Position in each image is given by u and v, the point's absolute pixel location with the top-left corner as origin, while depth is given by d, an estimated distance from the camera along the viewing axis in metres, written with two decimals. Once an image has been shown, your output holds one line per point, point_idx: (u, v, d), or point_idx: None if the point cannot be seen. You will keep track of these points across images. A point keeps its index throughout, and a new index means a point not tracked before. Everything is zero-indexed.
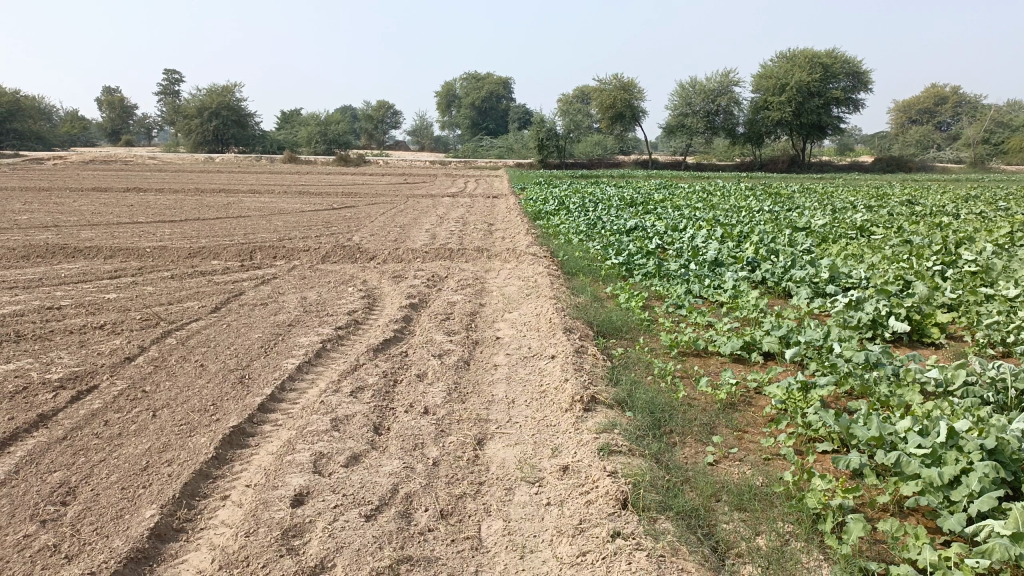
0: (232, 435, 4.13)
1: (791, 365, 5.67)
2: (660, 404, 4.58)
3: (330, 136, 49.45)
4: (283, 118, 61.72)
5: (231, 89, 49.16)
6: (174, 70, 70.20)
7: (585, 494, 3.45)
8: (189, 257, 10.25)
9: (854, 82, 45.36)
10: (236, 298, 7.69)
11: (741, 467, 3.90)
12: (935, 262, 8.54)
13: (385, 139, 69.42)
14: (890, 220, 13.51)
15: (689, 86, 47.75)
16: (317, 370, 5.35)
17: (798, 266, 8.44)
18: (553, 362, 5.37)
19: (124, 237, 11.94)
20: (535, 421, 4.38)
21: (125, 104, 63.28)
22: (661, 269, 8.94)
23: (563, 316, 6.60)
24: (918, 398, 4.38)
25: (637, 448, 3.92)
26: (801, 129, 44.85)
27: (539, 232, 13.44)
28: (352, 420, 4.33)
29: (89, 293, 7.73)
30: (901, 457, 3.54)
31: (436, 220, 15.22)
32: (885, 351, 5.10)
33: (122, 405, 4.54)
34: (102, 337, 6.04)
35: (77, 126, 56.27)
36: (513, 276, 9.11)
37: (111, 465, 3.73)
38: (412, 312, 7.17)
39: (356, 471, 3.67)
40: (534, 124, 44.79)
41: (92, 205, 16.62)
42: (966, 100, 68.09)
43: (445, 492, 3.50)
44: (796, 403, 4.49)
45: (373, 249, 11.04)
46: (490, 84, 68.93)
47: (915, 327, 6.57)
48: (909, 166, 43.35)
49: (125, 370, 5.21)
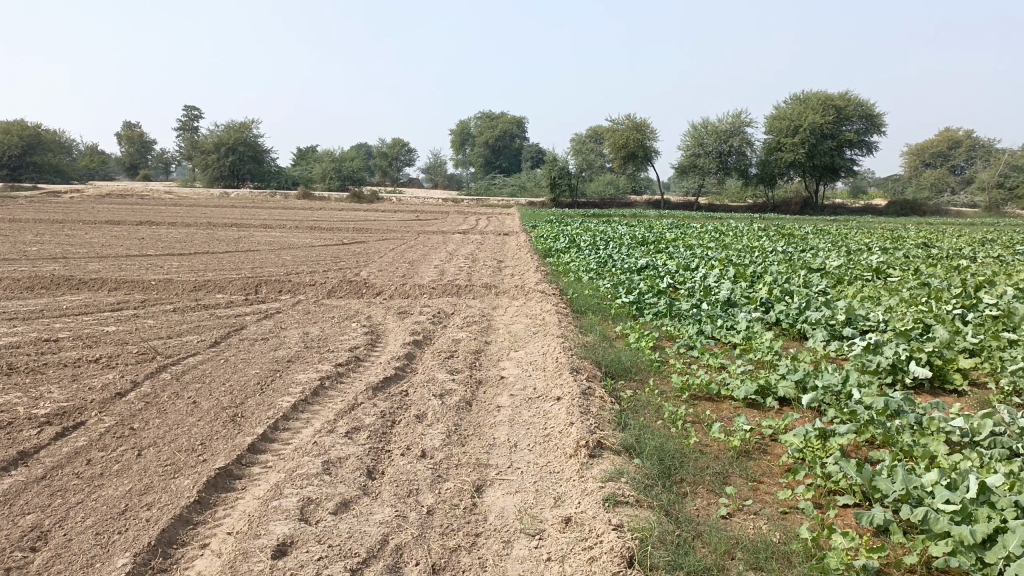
0: (218, 478, 3.93)
1: (809, 412, 5.43)
2: (670, 450, 4.35)
3: (345, 173, 49.91)
4: (299, 155, 62.46)
5: (248, 125, 49.81)
6: (193, 108, 71.49)
7: (587, 549, 3.20)
8: (194, 290, 10.13)
9: (866, 125, 45.69)
10: (236, 333, 7.53)
11: (756, 521, 3.65)
12: (955, 306, 8.28)
13: (399, 177, 69.92)
14: (907, 262, 13.25)
15: (701, 127, 47.86)
16: (313, 409, 5.15)
17: (813, 307, 8.22)
18: (558, 405, 5.15)
19: (131, 269, 11.88)
20: (537, 467, 4.15)
21: (144, 139, 64.40)
22: (672, 308, 8.74)
23: (570, 356, 6.39)
24: (943, 448, 4.13)
25: (645, 498, 3.68)
26: (813, 172, 44.94)
27: (549, 270, 13.28)
28: (345, 463, 4.12)
29: (88, 326, 7.61)
30: (929, 513, 3.27)
31: (445, 257, 15.12)
32: (908, 398, 4.85)
33: (108, 443, 4.35)
34: (96, 371, 5.88)
35: (96, 160, 56.99)
36: (521, 313, 8.94)
37: (87, 508, 3.52)
38: (416, 349, 6.99)
39: (345, 519, 3.45)
40: (546, 163, 44.95)
41: (103, 238, 16.64)
42: (980, 143, 68.04)
43: (438, 544, 3.26)
44: (815, 451, 4.25)
45: (380, 284, 10.90)
46: (504, 124, 69.78)
47: (937, 373, 6.30)
48: (924, 209, 43.11)
49: (115, 406, 5.02)
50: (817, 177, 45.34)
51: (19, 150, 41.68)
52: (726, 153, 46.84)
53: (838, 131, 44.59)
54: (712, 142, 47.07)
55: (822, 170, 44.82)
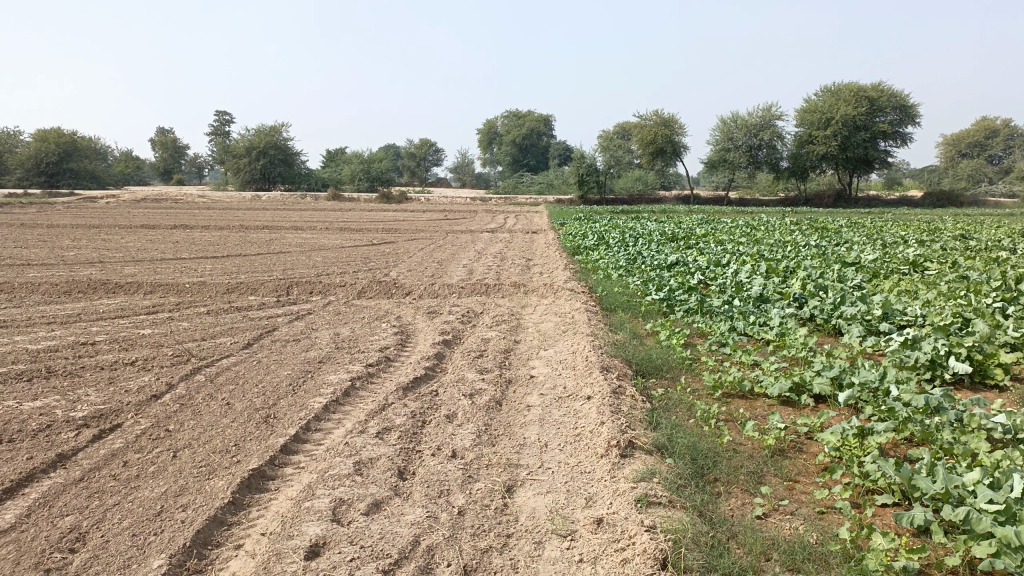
0: (251, 479, 3.96)
1: (845, 409, 5.33)
2: (703, 450, 4.29)
3: (374, 174, 50.27)
4: (328, 157, 63.01)
5: (278, 129, 50.36)
6: (224, 112, 72.52)
7: (620, 551, 3.17)
8: (226, 293, 10.26)
9: (900, 116, 44.78)
10: (269, 334, 7.60)
11: (793, 521, 3.59)
12: (995, 299, 8.08)
13: (427, 177, 70.18)
14: (944, 255, 12.96)
15: (730, 121, 47.32)
16: (344, 410, 5.17)
17: (848, 302, 8.08)
18: (588, 404, 5.11)
19: (166, 273, 12.07)
20: (568, 467, 4.12)
21: (178, 144, 65.50)
22: (703, 305, 8.64)
23: (600, 354, 6.34)
24: (985, 446, 4.02)
25: (679, 499, 3.63)
26: (846, 164, 44.20)
27: (578, 268, 13.22)
28: (377, 463, 4.13)
29: (124, 329, 7.73)
30: (971, 513, 3.18)
31: (474, 256, 15.14)
32: (947, 395, 4.73)
33: (143, 445, 4.41)
34: (132, 374, 5.98)
35: (131, 167, 58.00)
36: (551, 312, 8.90)
37: (124, 510, 3.57)
38: (445, 349, 6.99)
39: (377, 520, 3.45)
40: (574, 160, 44.78)
41: (138, 242, 16.93)
42: (1020, 132, 66.39)
43: (469, 546, 3.25)
44: (852, 449, 4.17)
45: (409, 284, 10.94)
46: (531, 122, 69.75)
47: (977, 368, 6.14)
48: (960, 200, 42.20)
49: (150, 408, 5.09)
50: (850, 169, 44.62)
51: (56, 157, 42.57)
52: (757, 147, 46.29)
53: (871, 122, 43.83)
54: (741, 136, 46.56)
55: (855, 162, 44.12)
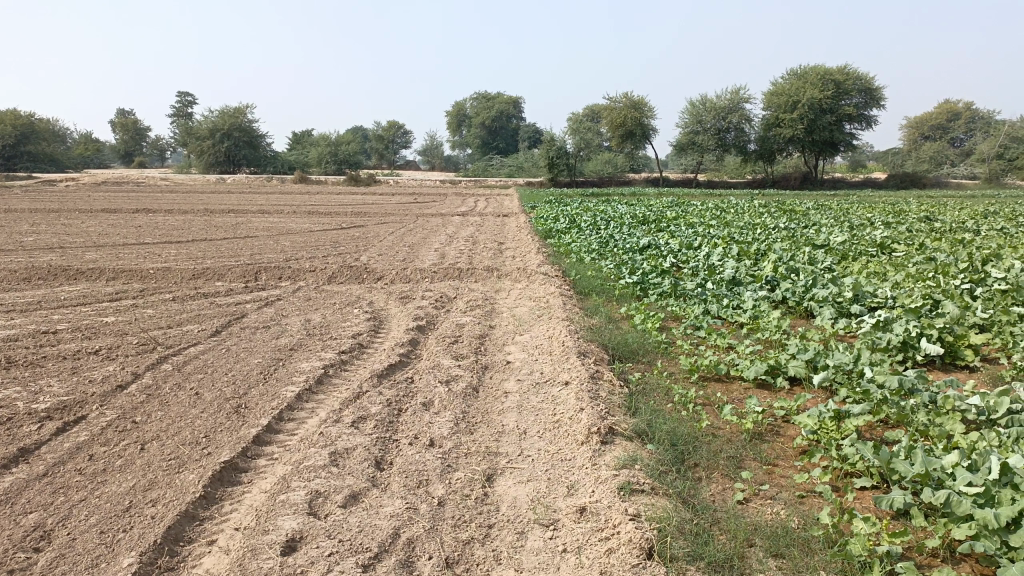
0: (223, 472, 3.85)
1: (820, 392, 5.35)
2: (683, 435, 4.27)
3: (341, 156, 49.62)
4: (295, 139, 62.08)
5: (243, 110, 49.41)
6: (186, 93, 70.95)
7: (605, 540, 3.13)
8: (192, 279, 10.02)
9: (865, 99, 45.27)
10: (237, 321, 7.43)
11: (774, 506, 3.58)
12: (963, 280, 8.18)
13: (396, 160, 69.48)
14: (911, 237, 13.12)
15: (699, 104, 47.47)
16: (317, 399, 5.06)
17: (820, 285, 8.12)
18: (566, 389, 5.07)
19: (129, 258, 11.76)
20: (548, 455, 4.07)
21: (139, 126, 64.03)
22: (677, 289, 8.64)
23: (577, 339, 6.30)
24: (960, 427, 4.05)
25: (661, 485, 3.60)
26: (813, 147, 44.65)
27: (550, 251, 13.16)
28: (353, 454, 4.04)
29: (87, 317, 7.51)
30: (951, 496, 3.18)
31: (445, 239, 15.01)
32: (921, 376, 4.76)
33: (110, 438, 4.27)
34: (96, 363, 5.79)
35: (91, 149, 56.55)
36: (525, 296, 8.85)
37: (91, 506, 3.45)
38: (419, 335, 6.90)
39: (355, 513, 3.37)
40: (544, 142, 44.60)
41: (100, 227, 16.50)
42: (980, 115, 67.73)
43: (451, 537, 3.19)
44: (830, 433, 4.18)
45: (381, 268, 10.79)
46: (500, 104, 69.37)
47: (948, 350, 6.21)
48: (923, 182, 42.90)
49: (116, 399, 4.94)
50: (816, 152, 45.08)
51: (13, 139, 41.37)
52: (725, 130, 46.53)
53: (837, 105, 44.27)
54: (710, 119, 46.77)
55: (821, 145, 44.58)
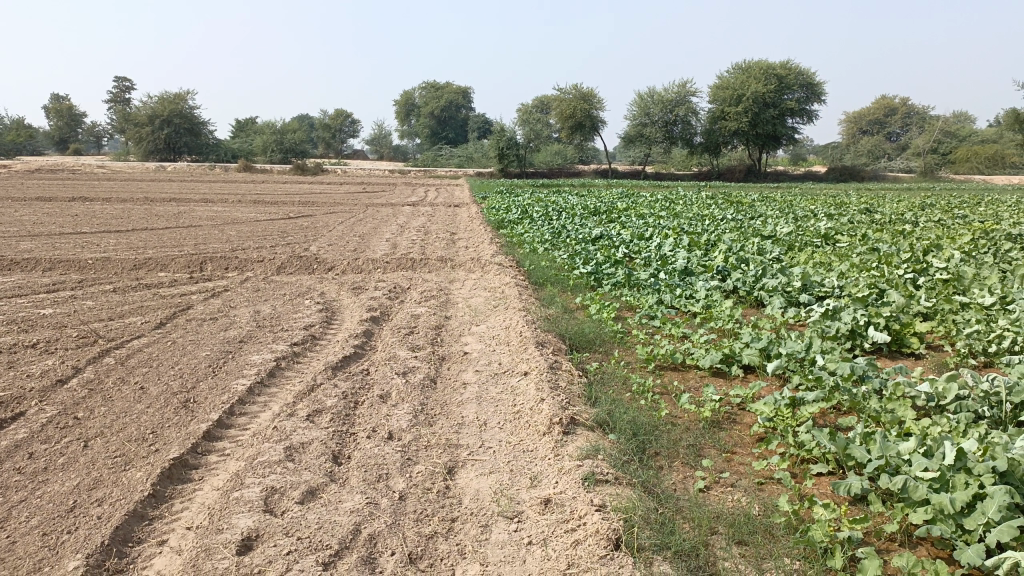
0: (173, 469, 3.70)
1: (773, 379, 5.42)
2: (643, 424, 4.28)
3: (287, 145, 48.64)
4: (238, 126, 60.64)
5: (183, 96, 48.00)
6: (124, 78, 68.63)
7: (570, 532, 3.10)
8: (134, 269, 9.67)
9: (807, 94, 46.34)
10: (183, 313, 7.19)
11: (735, 494, 3.60)
12: (906, 270, 8.41)
13: (343, 149, 68.39)
14: (854, 228, 13.46)
15: (647, 96, 47.90)
16: (270, 392, 4.92)
17: (769, 275, 8.24)
18: (525, 380, 5.04)
19: (66, 248, 11.30)
20: (510, 446, 4.03)
21: (73, 112, 61.74)
22: (631, 278, 8.68)
23: (534, 329, 6.26)
24: (911, 414, 4.14)
25: (624, 475, 3.59)
26: (757, 140, 45.53)
27: (503, 241, 13.10)
28: (309, 448, 3.93)
29: (22, 309, 7.17)
30: (908, 481, 3.25)
31: (396, 230, 14.82)
32: (871, 363, 4.86)
33: (51, 435, 4.06)
34: (34, 357, 5.53)
35: (22, 136, 54.17)
36: (480, 286, 8.79)
37: (32, 506, 3.27)
38: (374, 326, 6.77)
39: (313, 509, 3.27)
40: (494, 133, 44.46)
41: (33, 215, 15.82)
42: (915, 110, 69.98)
43: (414, 532, 3.12)
44: (786, 420, 4.23)
45: (331, 259, 10.58)
46: (449, 94, 68.93)
47: (894, 338, 6.37)
48: (863, 175, 44.12)
49: (56, 394, 4.71)
50: (760, 145, 45.97)
51: None
52: (672, 122, 47.10)
53: (780, 99, 45.20)
54: (658, 111, 47.27)
55: (765, 138, 45.49)
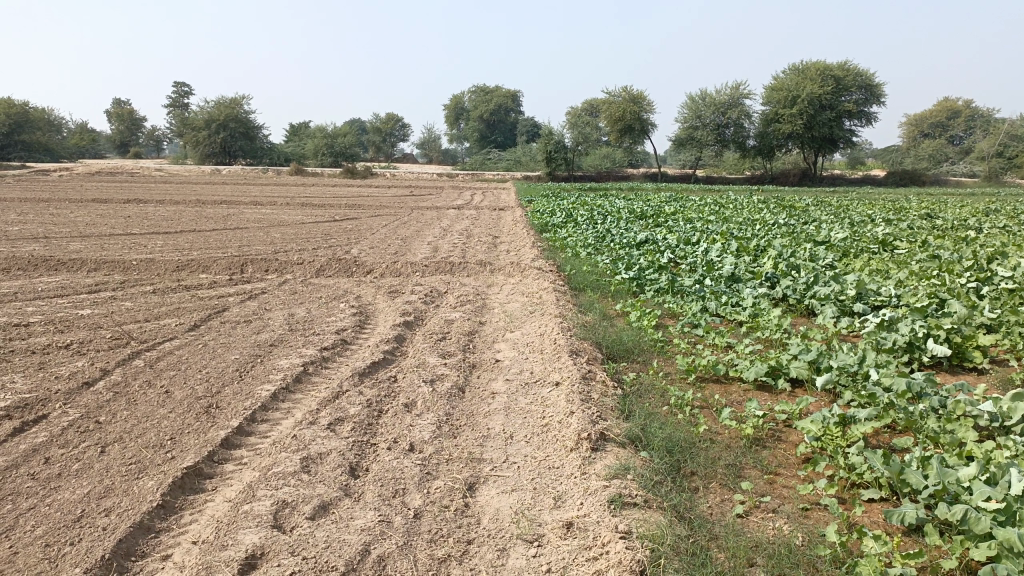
0: (185, 478, 3.58)
1: (823, 395, 5.09)
2: (679, 441, 4.01)
3: (337, 149, 49.27)
4: (291, 130, 61.80)
5: (239, 101, 49.04)
6: (183, 83, 70.49)
7: (591, 561, 2.88)
8: (177, 271, 9.75)
9: (865, 95, 44.93)
10: (218, 315, 7.16)
11: (777, 521, 3.32)
12: (969, 279, 7.93)
13: (393, 152, 68.75)
14: (913, 234, 12.85)
15: (699, 98, 47.21)
16: (294, 399, 4.80)
17: (822, 282, 7.85)
18: (556, 391, 4.81)
19: (114, 249, 11.47)
20: (535, 462, 3.82)
21: (135, 117, 63.70)
22: (674, 285, 8.37)
23: (569, 337, 6.03)
24: (973, 435, 3.81)
25: (655, 498, 3.34)
26: (812, 143, 44.30)
27: (546, 245, 12.89)
28: (327, 459, 3.78)
29: (61, 309, 7.22)
30: (969, 512, 2.96)
31: (439, 233, 14.75)
32: (929, 379, 4.52)
33: (69, 439, 4.00)
34: (65, 358, 5.52)
35: (86, 140, 56.02)
36: (517, 291, 8.58)
37: (39, 515, 3.18)
38: (406, 331, 6.62)
39: (323, 526, 3.11)
40: (542, 137, 44.17)
41: (88, 216, 16.19)
42: (979, 113, 67.42)
43: (425, 555, 2.93)
44: (835, 440, 3.93)
45: (371, 262, 10.50)
46: (498, 98, 69.01)
47: (955, 351, 5.95)
48: (924, 179, 42.58)
49: (82, 397, 4.67)
50: (816, 148, 44.79)
51: (7, 129, 41.18)
52: (724, 125, 46.31)
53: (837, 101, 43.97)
54: (709, 114, 46.61)
55: (820, 141, 44.30)
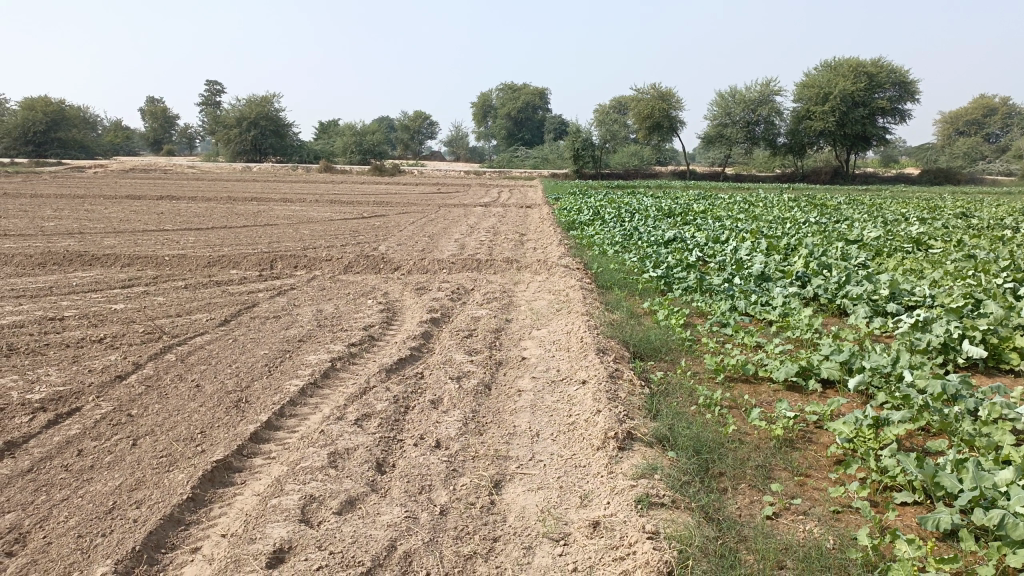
0: (215, 472, 3.62)
1: (854, 396, 5.02)
2: (707, 441, 3.97)
3: (366, 146, 49.57)
4: (321, 128, 62.29)
5: (269, 98, 49.55)
6: (215, 81, 71.39)
7: (618, 561, 2.86)
8: (208, 267, 9.87)
9: (899, 91, 44.14)
10: (248, 310, 7.24)
11: (808, 523, 3.26)
12: (1006, 279, 7.75)
13: (420, 150, 68.96)
14: (948, 233, 12.61)
15: (728, 95, 46.72)
16: (322, 394, 4.83)
17: (854, 281, 7.73)
18: (583, 389, 4.79)
19: (147, 245, 11.65)
20: (561, 460, 3.80)
21: (168, 115, 64.66)
22: (702, 283, 8.29)
23: (596, 335, 6.00)
24: (1011, 439, 3.73)
25: (682, 499, 3.31)
26: (844, 140, 43.65)
27: (572, 243, 12.85)
28: (354, 455, 3.79)
29: (95, 304, 7.34)
30: (1007, 518, 2.89)
31: (466, 230, 14.76)
32: (965, 381, 4.42)
33: (102, 432, 4.06)
34: (99, 352, 5.61)
35: (121, 137, 56.97)
36: (544, 289, 8.56)
37: (73, 506, 3.24)
38: (433, 328, 6.64)
39: (349, 521, 3.12)
40: (569, 134, 44.03)
41: (121, 212, 16.47)
42: (1017, 110, 65.96)
43: (451, 552, 2.93)
44: (867, 442, 3.86)
45: (398, 258, 10.55)
46: (526, 95, 68.94)
47: (991, 353, 5.82)
48: (958, 178, 41.79)
49: (114, 391, 4.74)
50: (848, 146, 44.12)
51: (44, 126, 42.04)
52: (754, 122, 45.81)
53: (870, 98, 43.27)
54: (739, 111, 46.14)
55: (853, 139, 43.63)
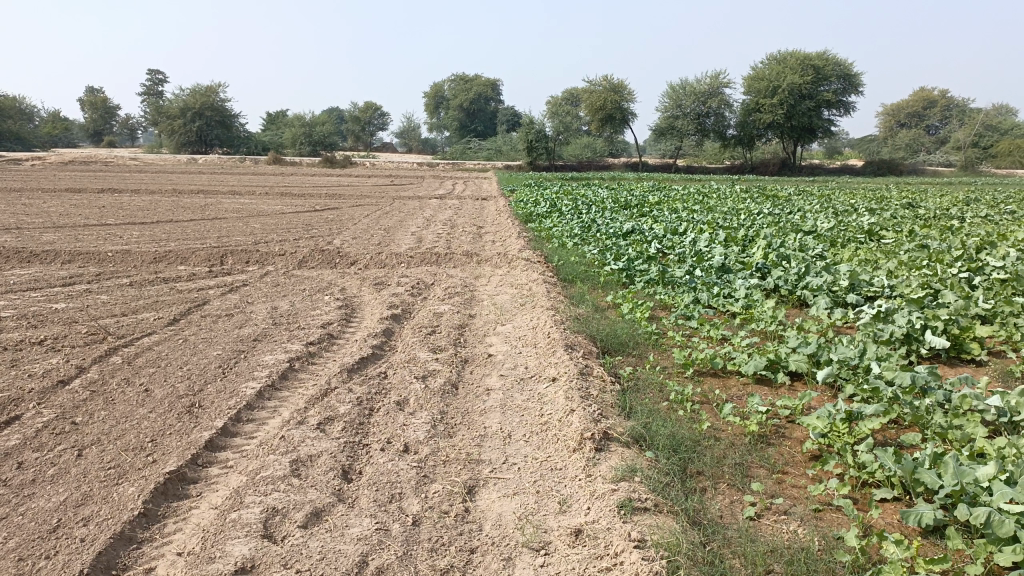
0: (168, 484, 3.38)
1: (823, 389, 4.98)
2: (683, 440, 3.87)
3: (316, 137, 48.67)
4: (269, 119, 60.90)
5: (216, 89, 48.26)
6: (158, 70, 69.24)
7: (604, 572, 2.73)
8: (154, 263, 9.46)
9: (844, 85, 45.07)
10: (198, 308, 6.93)
11: (791, 524, 3.19)
12: (960, 269, 7.87)
13: (372, 141, 67.93)
14: (898, 223, 12.84)
15: (679, 87, 47.08)
16: (280, 397, 4.60)
17: (813, 272, 7.75)
18: (553, 387, 4.66)
19: (88, 240, 11.15)
20: (536, 463, 3.67)
21: (108, 105, 62.54)
22: (665, 276, 8.24)
23: (562, 330, 5.87)
24: (983, 431, 3.71)
25: (665, 502, 3.20)
26: (791, 132, 44.44)
27: (531, 236, 12.70)
28: (318, 462, 3.60)
29: (34, 303, 6.94)
30: (992, 515, 2.85)
31: (422, 223, 14.51)
32: (933, 372, 4.40)
33: (43, 442, 3.78)
34: (39, 355, 5.27)
35: (58, 128, 54.92)
36: (506, 283, 8.41)
37: (12, 525, 2.98)
38: (394, 324, 6.44)
39: (317, 536, 2.94)
40: (523, 126, 43.92)
41: (60, 206, 15.78)
42: (955, 102, 68.07)
43: (426, 566, 2.77)
44: (843, 437, 3.81)
45: (354, 252, 10.27)
46: (478, 86, 68.52)
47: (952, 343, 5.86)
48: (901, 168, 42.92)
49: (56, 397, 4.44)
50: (795, 138, 44.91)
51: None
52: (705, 114, 46.26)
53: (817, 91, 44.11)
54: (690, 103, 46.56)
55: (800, 131, 44.41)
